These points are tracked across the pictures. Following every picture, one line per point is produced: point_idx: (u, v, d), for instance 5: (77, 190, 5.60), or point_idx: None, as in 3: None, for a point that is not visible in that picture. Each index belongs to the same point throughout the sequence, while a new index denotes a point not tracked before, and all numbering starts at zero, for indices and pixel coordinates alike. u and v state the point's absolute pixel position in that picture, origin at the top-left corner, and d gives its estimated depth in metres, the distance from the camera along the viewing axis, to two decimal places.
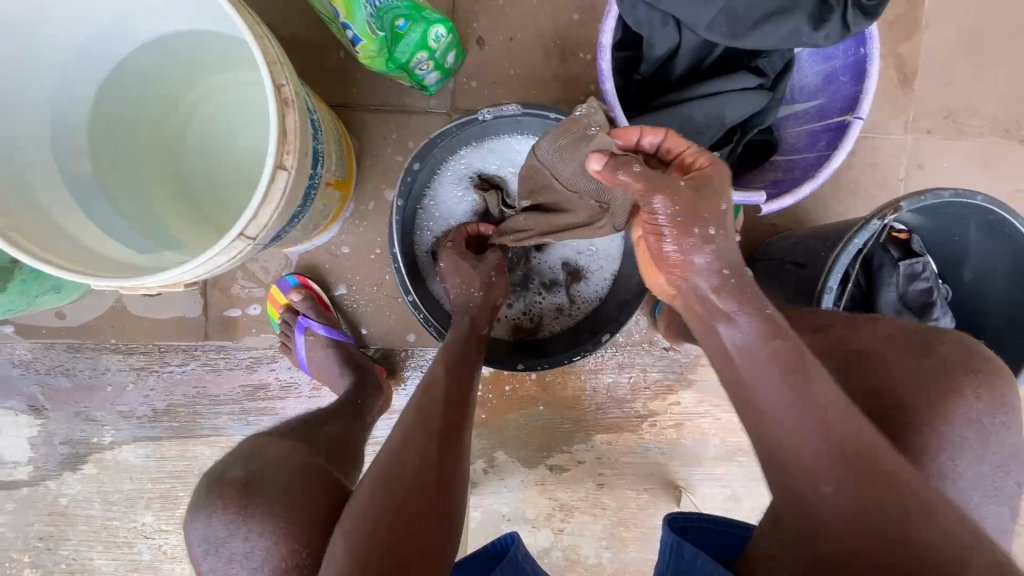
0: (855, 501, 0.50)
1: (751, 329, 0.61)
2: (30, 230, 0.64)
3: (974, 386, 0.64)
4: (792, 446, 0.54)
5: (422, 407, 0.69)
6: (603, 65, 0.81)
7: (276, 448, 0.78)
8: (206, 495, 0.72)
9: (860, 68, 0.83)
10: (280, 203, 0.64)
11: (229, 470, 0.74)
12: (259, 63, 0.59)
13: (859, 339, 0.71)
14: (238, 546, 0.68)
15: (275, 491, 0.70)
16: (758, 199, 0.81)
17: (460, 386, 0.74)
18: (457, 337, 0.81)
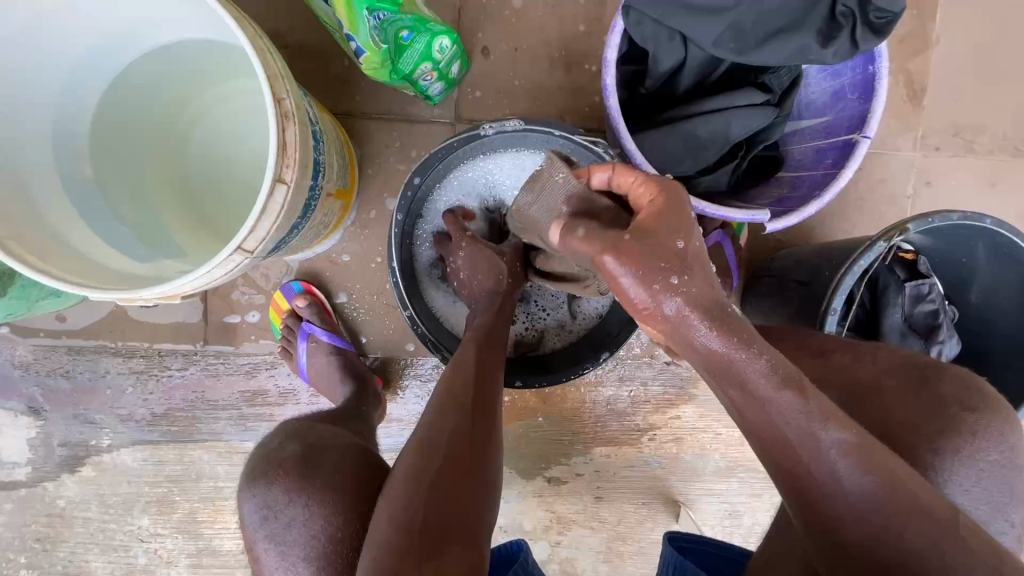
0: (893, 527, 0.49)
1: (761, 372, 0.50)
2: (29, 240, 0.64)
3: (974, 421, 0.64)
4: (822, 475, 0.51)
5: (453, 393, 0.67)
6: (607, 80, 0.80)
7: (329, 431, 0.83)
8: (260, 469, 0.76)
9: (867, 86, 0.82)
10: (279, 216, 0.64)
11: (283, 448, 0.78)
12: (259, 76, 0.59)
13: (863, 370, 0.70)
14: (298, 512, 0.71)
15: (334, 467, 0.74)
16: (763, 217, 0.81)
17: (489, 367, 0.72)
18: (481, 319, 0.79)
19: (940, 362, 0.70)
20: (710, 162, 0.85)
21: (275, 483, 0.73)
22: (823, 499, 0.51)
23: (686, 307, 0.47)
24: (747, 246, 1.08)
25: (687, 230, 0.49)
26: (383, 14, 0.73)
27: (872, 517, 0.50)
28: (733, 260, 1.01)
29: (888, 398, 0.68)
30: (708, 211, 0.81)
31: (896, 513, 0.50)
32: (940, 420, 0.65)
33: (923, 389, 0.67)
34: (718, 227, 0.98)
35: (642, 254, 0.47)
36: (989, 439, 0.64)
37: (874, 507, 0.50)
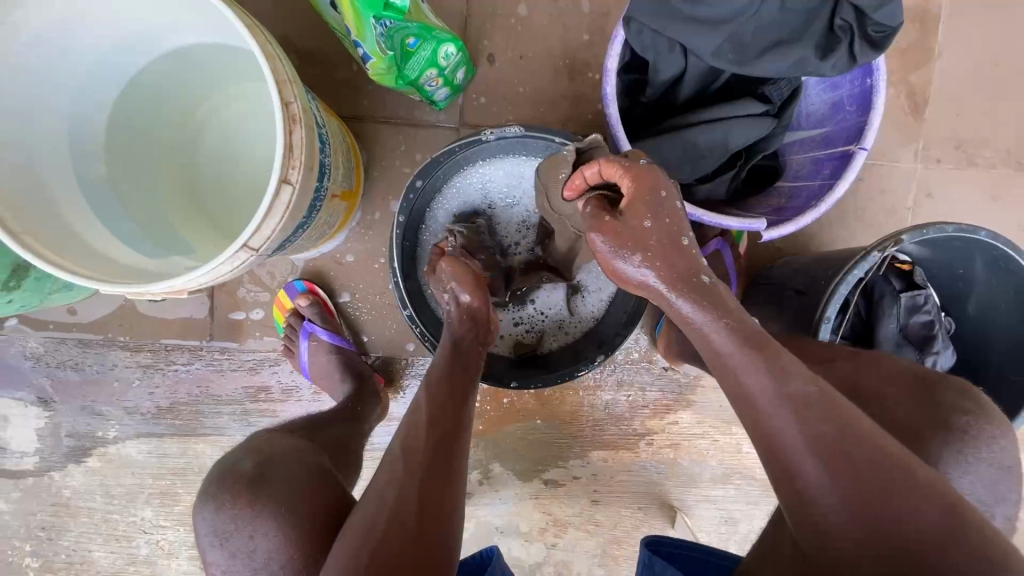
0: (852, 480, 0.51)
1: (724, 333, 0.57)
2: (43, 234, 0.66)
3: (970, 423, 0.65)
4: (782, 432, 0.54)
5: (399, 450, 0.62)
6: (607, 88, 0.81)
7: (285, 443, 0.84)
8: (212, 490, 0.78)
9: (865, 98, 0.83)
10: (284, 215, 0.66)
11: (238, 464, 0.80)
12: (268, 80, 0.61)
13: (868, 381, 0.70)
14: (242, 543, 0.74)
15: (288, 485, 0.76)
16: (759, 225, 0.82)
17: (449, 421, 0.64)
18: (443, 359, 0.72)
19: (940, 373, 0.71)
20: (708, 170, 0.86)
21: (230, 501, 0.76)
22: (787, 458, 0.53)
23: (655, 278, 0.57)
24: (746, 254, 1.09)
25: (654, 210, 0.56)
26: (389, 22, 0.74)
27: (830, 469, 0.51)
28: (733, 268, 1.02)
29: (888, 403, 0.68)
30: (704, 219, 0.83)
31: (852, 462, 0.51)
32: (934, 424, 0.65)
33: (920, 396, 0.68)
34: (717, 234, 1.00)
35: (617, 239, 0.58)
36: (976, 439, 0.65)
37: (834, 461, 0.52)
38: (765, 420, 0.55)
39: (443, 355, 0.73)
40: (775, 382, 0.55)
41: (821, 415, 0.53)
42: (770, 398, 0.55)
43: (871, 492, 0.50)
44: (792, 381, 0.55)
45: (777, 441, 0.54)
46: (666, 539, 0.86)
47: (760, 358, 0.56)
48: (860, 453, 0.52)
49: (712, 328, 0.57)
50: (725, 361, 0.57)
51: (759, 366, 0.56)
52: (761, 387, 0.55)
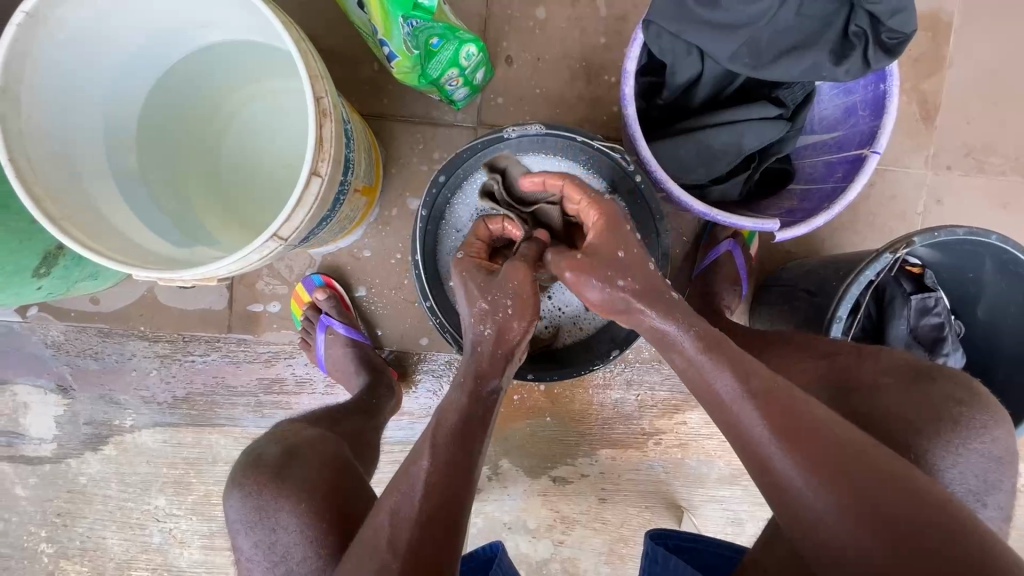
0: (815, 462, 0.54)
1: (687, 338, 0.66)
2: (81, 222, 0.69)
3: (966, 414, 0.66)
4: (750, 429, 0.59)
5: (390, 519, 0.62)
6: (625, 90, 0.83)
7: (308, 433, 0.86)
8: (240, 476, 0.80)
9: (878, 104, 0.84)
10: (312, 207, 0.68)
11: (265, 450, 0.83)
12: (302, 76, 0.63)
13: (863, 373, 0.72)
14: (265, 535, 0.75)
15: (307, 480, 0.77)
16: (773, 226, 0.83)
17: (456, 491, 0.63)
18: (461, 409, 0.69)
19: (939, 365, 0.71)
20: (723, 172, 0.88)
21: (255, 492, 0.77)
22: (758, 452, 0.58)
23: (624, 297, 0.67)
24: (758, 256, 1.10)
25: (621, 244, 0.69)
26: (416, 22, 0.77)
27: (794, 456, 0.55)
28: (745, 270, 1.04)
29: (881, 393, 0.70)
30: (718, 219, 0.84)
31: (812, 447, 0.55)
32: (926, 417, 0.66)
33: (913, 385, 0.69)
34: (728, 236, 1.02)
35: (590, 268, 0.68)
36: (966, 429, 0.65)
37: (794, 447, 0.56)
38: (734, 416, 0.61)
39: (465, 396, 0.71)
40: (738, 382, 0.62)
41: (779, 409, 0.59)
42: (736, 398, 0.61)
43: (836, 473, 0.53)
44: (754, 381, 0.62)
45: (747, 436, 0.60)
46: (672, 532, 0.86)
47: (722, 361, 0.64)
48: (816, 436, 0.56)
49: (678, 336, 0.67)
50: (693, 364, 0.66)
51: (724, 369, 0.63)
52: (727, 390, 0.62)
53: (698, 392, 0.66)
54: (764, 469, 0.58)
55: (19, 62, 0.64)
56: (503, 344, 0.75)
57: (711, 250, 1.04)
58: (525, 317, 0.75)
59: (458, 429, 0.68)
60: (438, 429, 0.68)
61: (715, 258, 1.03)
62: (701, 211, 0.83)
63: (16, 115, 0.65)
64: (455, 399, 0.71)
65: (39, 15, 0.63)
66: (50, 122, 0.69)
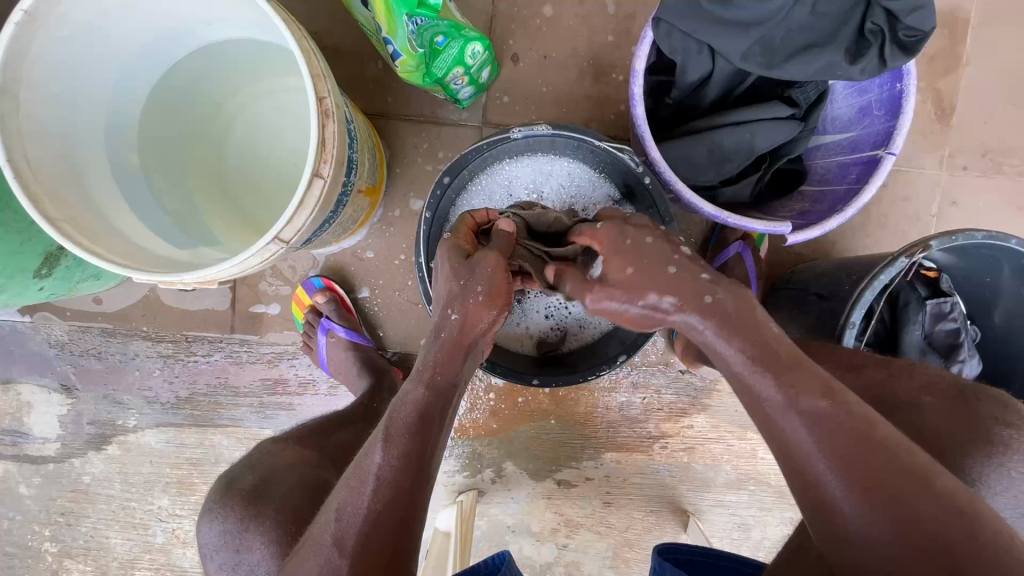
0: (862, 479, 0.53)
1: (739, 351, 0.62)
2: (80, 222, 0.68)
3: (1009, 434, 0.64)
4: (798, 441, 0.57)
5: (373, 517, 0.60)
6: (635, 89, 0.81)
7: (286, 456, 0.87)
8: (218, 501, 0.81)
9: (895, 103, 0.82)
10: (314, 209, 0.67)
11: (240, 477, 0.84)
12: (304, 76, 0.62)
13: (903, 388, 0.71)
14: (228, 557, 0.77)
15: (280, 499, 0.79)
16: (783, 229, 0.81)
17: (410, 486, 0.62)
18: (418, 403, 0.66)
19: (978, 386, 0.70)
20: (733, 173, 0.86)
21: (223, 515, 0.79)
22: (804, 468, 0.56)
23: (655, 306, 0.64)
24: (767, 257, 1.09)
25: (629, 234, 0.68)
26: (421, 19, 0.75)
27: (843, 476, 0.53)
28: (754, 273, 1.02)
29: (923, 412, 0.68)
30: (729, 221, 0.82)
31: (867, 468, 0.53)
32: (968, 434, 0.65)
33: (955, 404, 0.67)
34: (739, 238, 1.01)
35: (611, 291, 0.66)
36: (1018, 452, 0.64)
37: (841, 462, 0.54)
38: (777, 427, 0.59)
39: (423, 391, 0.67)
40: (784, 395, 0.59)
41: (832, 423, 0.56)
42: (780, 408, 0.59)
43: (890, 500, 0.51)
44: (806, 393, 0.58)
45: (790, 444, 0.58)
46: (682, 547, 0.85)
47: (772, 368, 0.60)
48: (871, 454, 0.54)
49: (726, 349, 0.63)
50: (742, 379, 0.62)
51: (772, 379, 0.60)
52: (777, 398, 0.59)
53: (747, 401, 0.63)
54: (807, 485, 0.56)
55: (18, 61, 0.63)
56: (465, 337, 0.70)
57: (720, 252, 1.03)
58: (491, 312, 0.71)
59: (421, 420, 0.65)
60: (393, 422, 0.65)
61: (725, 261, 1.01)
62: (713, 214, 0.81)
63: (15, 113, 0.64)
64: (411, 391, 0.67)
65: (38, 13, 0.62)
66: (51, 120, 0.68)
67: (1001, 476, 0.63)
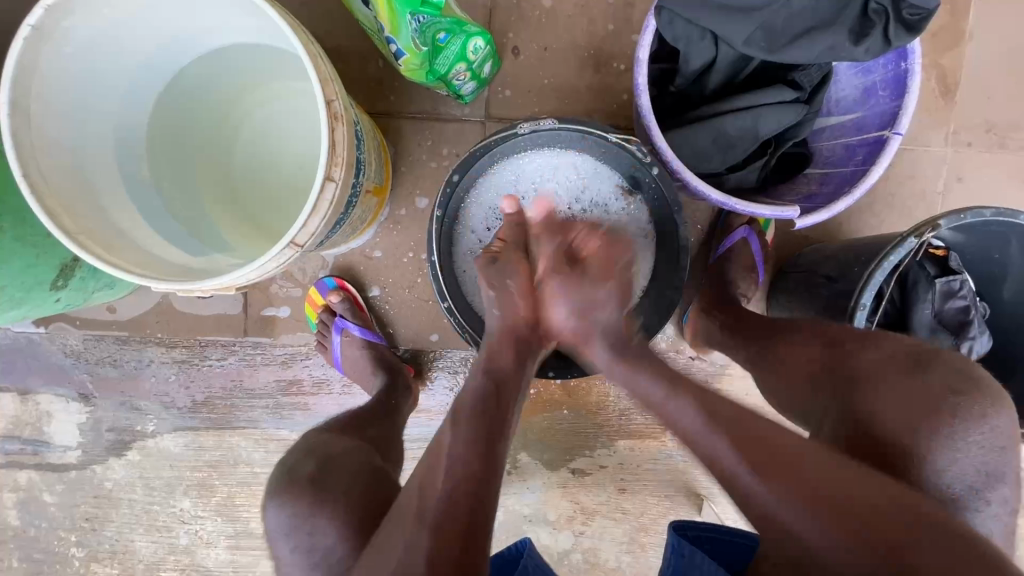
0: (785, 479, 0.59)
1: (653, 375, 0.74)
2: (96, 234, 0.68)
3: (965, 403, 0.66)
4: (716, 453, 0.64)
5: (451, 486, 0.62)
6: (639, 79, 0.81)
7: (340, 443, 0.85)
8: (278, 491, 0.77)
9: (900, 83, 0.82)
10: (327, 211, 0.68)
11: (301, 464, 0.80)
12: (313, 80, 0.62)
13: (863, 360, 0.73)
14: (302, 544, 0.72)
15: (345, 488, 0.76)
16: (792, 214, 0.81)
17: (479, 465, 0.65)
18: (479, 387, 0.73)
19: (935, 350, 0.72)
20: (739, 159, 0.86)
21: (291, 503, 0.75)
22: (733, 476, 0.62)
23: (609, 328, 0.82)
24: (775, 242, 1.09)
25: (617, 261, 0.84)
26: (424, 17, 0.76)
27: (763, 476, 0.60)
28: (760, 256, 1.03)
29: (883, 386, 0.70)
30: (735, 207, 0.82)
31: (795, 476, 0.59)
32: (926, 411, 0.66)
33: (915, 373, 0.69)
34: (744, 223, 1.02)
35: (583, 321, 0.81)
36: (964, 421, 0.66)
37: (756, 462, 0.61)
38: (695, 441, 0.67)
39: (483, 378, 0.74)
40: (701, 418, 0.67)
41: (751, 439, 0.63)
42: (695, 421, 0.68)
43: (817, 494, 0.57)
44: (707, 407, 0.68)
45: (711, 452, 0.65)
46: (697, 525, 0.86)
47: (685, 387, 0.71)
48: (795, 462, 0.60)
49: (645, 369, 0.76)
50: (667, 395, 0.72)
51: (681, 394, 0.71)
52: (692, 413, 0.68)
53: (667, 419, 0.71)
54: (749, 496, 0.60)
55: (28, 76, 0.64)
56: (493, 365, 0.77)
57: (726, 237, 1.04)
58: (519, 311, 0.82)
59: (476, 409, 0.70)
60: (458, 408, 0.71)
61: (729, 246, 1.03)
62: (722, 201, 0.82)
63: (28, 127, 0.65)
64: (472, 381, 0.75)
65: (45, 28, 0.62)
66: (64, 134, 0.69)
67: (982, 431, 0.65)
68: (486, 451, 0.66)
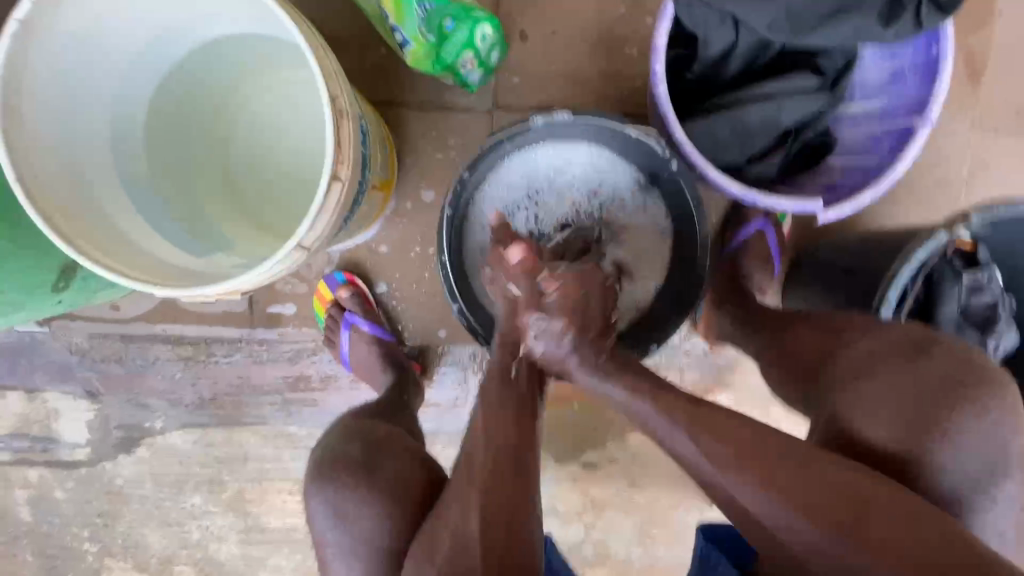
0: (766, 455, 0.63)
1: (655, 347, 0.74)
2: (95, 237, 0.66)
3: (970, 393, 0.65)
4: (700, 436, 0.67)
5: (496, 451, 0.67)
6: (657, 67, 0.78)
7: (384, 430, 0.83)
8: (326, 472, 0.76)
9: (930, 69, 0.79)
10: (334, 212, 0.65)
11: (347, 447, 0.79)
12: (316, 75, 0.59)
13: (858, 349, 0.72)
14: (353, 531, 0.72)
15: (397, 477, 0.76)
16: (816, 207, 0.78)
17: (515, 430, 0.69)
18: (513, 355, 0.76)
19: (935, 336, 0.70)
20: (759, 149, 0.83)
21: (345, 489, 0.74)
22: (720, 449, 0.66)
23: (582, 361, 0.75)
24: (792, 233, 1.06)
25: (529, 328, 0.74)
26: (428, 6, 0.77)
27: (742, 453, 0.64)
28: (775, 248, 1.00)
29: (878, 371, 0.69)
30: (757, 201, 0.79)
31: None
32: (924, 398, 0.66)
33: (916, 358, 0.68)
34: (760, 213, 0.99)
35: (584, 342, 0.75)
36: (965, 409, 0.64)
37: (739, 441, 0.65)
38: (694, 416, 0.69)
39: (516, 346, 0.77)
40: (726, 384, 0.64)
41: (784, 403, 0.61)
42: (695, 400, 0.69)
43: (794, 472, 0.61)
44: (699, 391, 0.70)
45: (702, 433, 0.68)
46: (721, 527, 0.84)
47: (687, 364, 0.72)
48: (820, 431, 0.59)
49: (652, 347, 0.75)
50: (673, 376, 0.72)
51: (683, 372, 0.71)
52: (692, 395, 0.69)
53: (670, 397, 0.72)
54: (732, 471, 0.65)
55: (17, 73, 0.61)
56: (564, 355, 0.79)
57: (741, 227, 1.00)
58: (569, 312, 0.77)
59: (509, 422, 0.70)
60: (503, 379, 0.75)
61: (746, 238, 0.99)
62: (741, 195, 0.79)
63: (19, 128, 0.62)
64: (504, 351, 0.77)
65: (33, 21, 0.60)
66: (58, 135, 0.67)
67: (984, 420, 0.64)
68: (510, 468, 0.65)
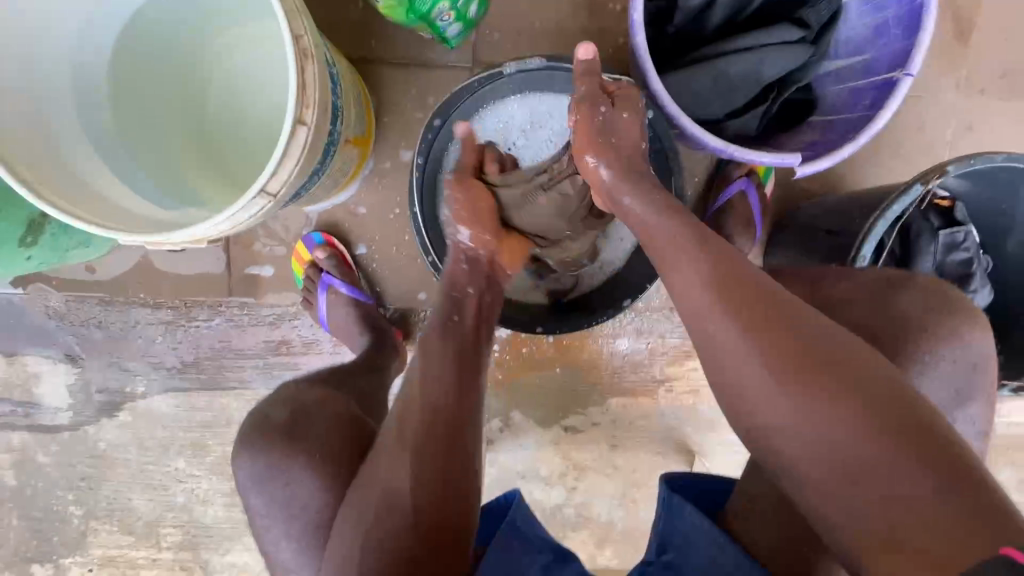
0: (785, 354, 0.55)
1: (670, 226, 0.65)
2: (57, 184, 0.65)
3: (940, 320, 0.67)
4: (718, 332, 0.58)
5: (448, 384, 0.67)
6: (636, 15, 0.75)
7: (316, 392, 0.85)
8: (255, 434, 0.80)
9: (914, 18, 0.76)
10: (300, 158, 0.64)
11: (271, 413, 0.82)
12: (279, 13, 0.58)
13: (835, 288, 0.73)
14: (278, 492, 0.77)
15: (320, 440, 0.78)
16: (793, 161, 0.77)
17: (468, 372, 0.70)
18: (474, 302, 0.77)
19: (909, 275, 0.71)
20: (741, 103, 0.82)
21: (270, 451, 0.78)
22: (736, 355, 0.57)
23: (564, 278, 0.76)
24: (775, 196, 1.05)
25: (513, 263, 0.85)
26: None
27: (761, 351, 0.55)
28: (757, 210, 1.00)
29: (852, 308, 0.70)
30: (733, 154, 0.78)
31: (808, 356, 0.54)
32: (902, 330, 0.67)
33: (886, 293, 0.69)
34: (742, 175, 0.99)
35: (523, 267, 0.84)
36: (937, 335, 0.67)
37: (762, 338, 0.56)
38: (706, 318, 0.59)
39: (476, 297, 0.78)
40: (711, 295, 0.59)
41: (767, 323, 0.56)
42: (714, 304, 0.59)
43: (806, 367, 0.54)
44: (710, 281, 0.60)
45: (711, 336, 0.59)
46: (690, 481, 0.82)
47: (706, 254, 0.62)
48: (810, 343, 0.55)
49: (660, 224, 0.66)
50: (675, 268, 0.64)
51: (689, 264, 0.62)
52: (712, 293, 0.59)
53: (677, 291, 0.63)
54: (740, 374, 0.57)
55: None
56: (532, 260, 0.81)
57: (724, 189, 0.99)
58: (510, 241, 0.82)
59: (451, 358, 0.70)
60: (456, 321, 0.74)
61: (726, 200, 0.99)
62: (717, 148, 0.78)
63: None
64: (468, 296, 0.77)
65: None
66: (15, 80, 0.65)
67: (948, 351, 0.67)
68: (461, 408, 0.66)
